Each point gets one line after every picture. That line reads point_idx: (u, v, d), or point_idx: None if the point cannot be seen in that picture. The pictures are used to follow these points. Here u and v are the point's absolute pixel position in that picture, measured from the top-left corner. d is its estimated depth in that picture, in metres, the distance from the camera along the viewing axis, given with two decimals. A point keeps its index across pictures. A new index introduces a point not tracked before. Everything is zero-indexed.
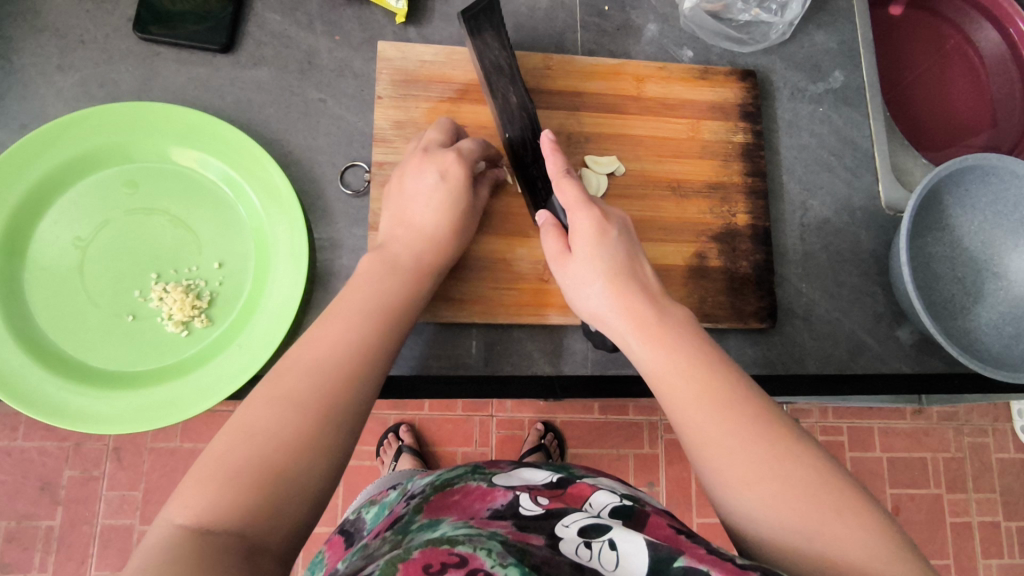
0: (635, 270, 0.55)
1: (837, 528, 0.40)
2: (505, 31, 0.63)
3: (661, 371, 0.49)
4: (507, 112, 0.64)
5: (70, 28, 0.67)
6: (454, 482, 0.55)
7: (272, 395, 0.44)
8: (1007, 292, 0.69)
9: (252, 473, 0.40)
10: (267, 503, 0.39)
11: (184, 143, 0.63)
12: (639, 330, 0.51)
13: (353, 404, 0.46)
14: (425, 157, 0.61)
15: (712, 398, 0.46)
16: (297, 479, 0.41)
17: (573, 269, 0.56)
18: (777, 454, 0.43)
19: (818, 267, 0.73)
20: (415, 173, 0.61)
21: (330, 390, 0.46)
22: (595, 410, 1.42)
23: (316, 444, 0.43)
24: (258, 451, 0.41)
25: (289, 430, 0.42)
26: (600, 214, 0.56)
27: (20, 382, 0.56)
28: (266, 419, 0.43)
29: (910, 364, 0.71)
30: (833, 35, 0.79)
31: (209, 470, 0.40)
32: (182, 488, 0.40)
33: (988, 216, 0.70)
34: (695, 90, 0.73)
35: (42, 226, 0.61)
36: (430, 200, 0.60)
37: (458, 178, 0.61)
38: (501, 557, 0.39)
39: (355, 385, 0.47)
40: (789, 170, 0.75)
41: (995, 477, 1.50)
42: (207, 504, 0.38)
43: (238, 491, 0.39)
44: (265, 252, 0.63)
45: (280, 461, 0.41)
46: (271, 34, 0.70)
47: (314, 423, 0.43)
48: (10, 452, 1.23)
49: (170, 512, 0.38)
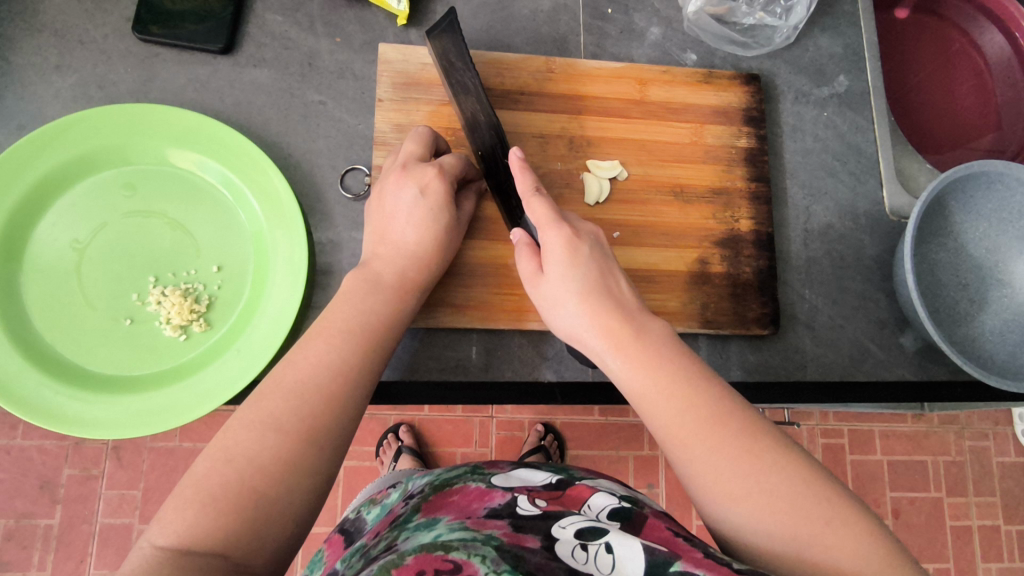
0: (609, 285, 0.54)
1: (828, 538, 0.40)
2: (464, 46, 0.62)
3: (642, 391, 0.48)
4: (473, 124, 0.66)
5: (70, 27, 0.67)
6: (453, 482, 0.55)
7: (255, 418, 0.44)
8: (1011, 299, 0.69)
9: (231, 496, 0.40)
10: (248, 526, 0.40)
11: (183, 145, 0.62)
12: (617, 348, 0.50)
13: (335, 424, 0.46)
14: (402, 173, 0.60)
15: (696, 415, 0.45)
16: (279, 501, 0.42)
17: (548, 289, 0.55)
18: (763, 468, 0.43)
19: (822, 273, 0.72)
20: (394, 190, 0.59)
21: (318, 407, 0.46)
22: (595, 412, 1.42)
23: (299, 467, 0.43)
24: (237, 476, 0.41)
25: (269, 454, 0.43)
26: (571, 231, 0.55)
27: (18, 388, 0.56)
28: (246, 443, 0.43)
29: (913, 372, 0.70)
30: (838, 39, 0.78)
31: (189, 493, 0.40)
32: (165, 511, 0.40)
33: (993, 223, 0.70)
34: (698, 94, 0.72)
35: (41, 229, 0.60)
36: (411, 213, 0.59)
37: (439, 194, 0.59)
38: (494, 563, 0.40)
39: (339, 407, 0.47)
40: (793, 175, 0.75)
41: (996, 481, 1.49)
42: (184, 531, 0.39)
43: (218, 513, 0.40)
44: (265, 255, 0.62)
45: (258, 485, 0.41)
46: (271, 35, 0.69)
47: (293, 444, 0.44)
48: (10, 451, 1.23)
49: (150, 535, 0.39)
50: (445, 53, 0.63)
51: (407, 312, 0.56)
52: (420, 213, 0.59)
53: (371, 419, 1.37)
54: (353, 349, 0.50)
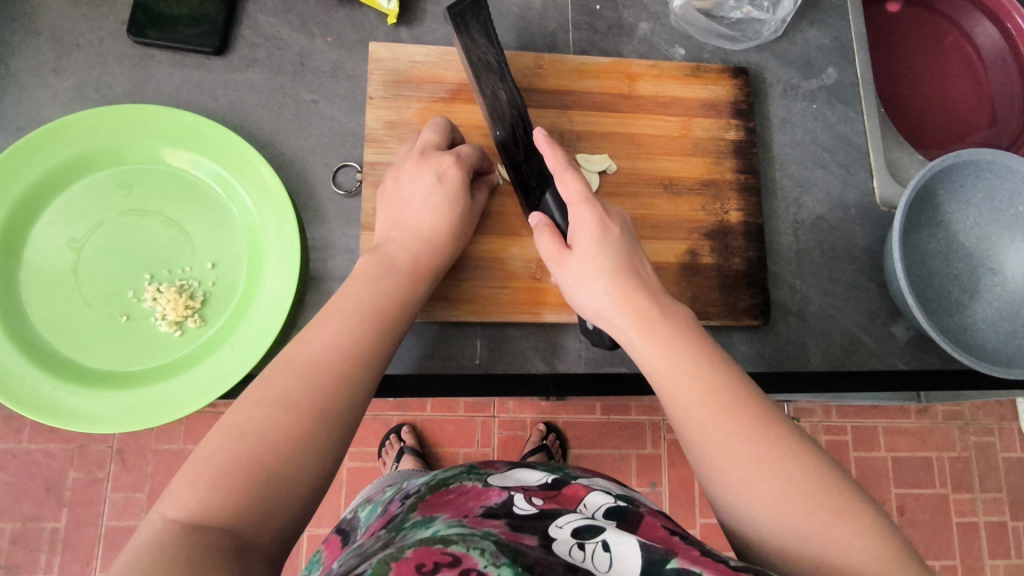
0: (636, 268, 0.54)
1: (837, 530, 0.40)
2: (492, 27, 0.63)
3: (664, 368, 0.48)
4: (497, 109, 0.65)
5: (67, 31, 0.68)
6: (450, 481, 0.55)
7: (266, 395, 0.44)
8: (1003, 288, 0.69)
9: (241, 471, 0.40)
10: (258, 500, 0.40)
11: (177, 145, 0.64)
12: (643, 327, 0.51)
13: (344, 407, 0.46)
14: (420, 159, 0.61)
15: (718, 396, 0.46)
16: (287, 478, 0.41)
17: (573, 266, 0.55)
18: (779, 453, 0.43)
19: (813, 264, 0.73)
20: (411, 176, 0.61)
21: (327, 386, 0.46)
22: (596, 410, 1.42)
23: (308, 445, 0.43)
24: (248, 451, 0.41)
25: (280, 431, 0.42)
26: (603, 211, 0.56)
27: (16, 384, 0.57)
28: (257, 419, 0.43)
29: (905, 361, 0.71)
30: (826, 32, 0.79)
31: (200, 467, 0.40)
32: (175, 485, 0.40)
33: (984, 212, 0.70)
34: (686, 88, 0.73)
35: (38, 228, 0.61)
36: (428, 198, 0.60)
37: (454, 181, 0.61)
38: (493, 556, 0.40)
39: (348, 386, 0.47)
40: (783, 167, 0.75)
41: (1002, 477, 1.49)
42: (193, 504, 0.38)
43: (228, 488, 0.39)
44: (258, 252, 0.63)
45: (269, 461, 0.41)
46: (264, 36, 0.70)
47: (304, 422, 0.43)
48: (16, 454, 1.24)
49: (159, 509, 0.38)
50: (468, 32, 0.62)
51: (417, 293, 0.56)
52: (435, 201, 0.60)
53: (373, 420, 1.38)
54: (361, 329, 0.50)
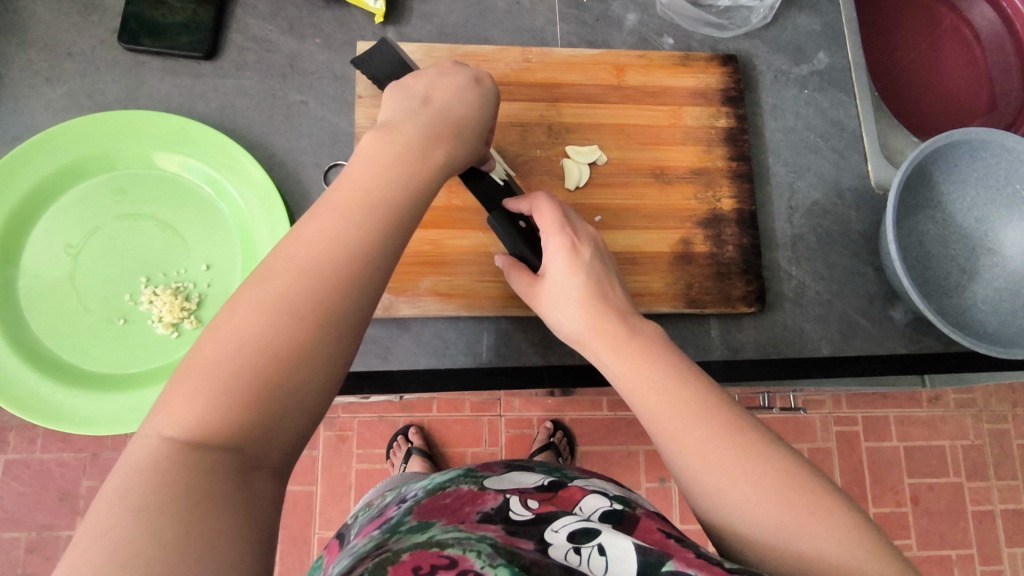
0: (607, 290, 0.53)
1: (813, 529, 0.39)
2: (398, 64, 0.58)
3: (635, 389, 0.47)
4: None
5: (59, 41, 0.69)
6: (447, 485, 0.54)
7: (261, 297, 0.36)
8: (1003, 268, 0.69)
9: (241, 384, 0.33)
10: (263, 418, 0.33)
11: (169, 149, 0.64)
12: (613, 347, 0.49)
13: (351, 310, 0.37)
14: (450, 66, 0.55)
15: (688, 414, 0.45)
16: (292, 396, 0.34)
17: (545, 290, 0.54)
18: (752, 459, 0.42)
19: (808, 249, 0.72)
20: (442, 74, 0.54)
21: (327, 290, 0.37)
22: (603, 407, 1.42)
23: (311, 354, 0.35)
24: (246, 360, 0.34)
25: (282, 338, 0.35)
26: (571, 236, 0.54)
27: (16, 387, 0.58)
28: (253, 324, 0.35)
29: (905, 345, 0.70)
30: (816, 17, 0.78)
31: (199, 376, 0.33)
32: (165, 397, 0.33)
33: (981, 191, 0.70)
34: (676, 77, 0.73)
35: (35, 235, 0.62)
36: (461, 93, 0.52)
37: (489, 89, 0.55)
38: (490, 557, 0.40)
39: (347, 298, 0.37)
40: (776, 153, 0.75)
41: (1017, 464, 1.47)
42: (196, 416, 0.32)
43: (226, 406, 0.32)
44: (251, 252, 0.64)
45: (271, 375, 0.34)
46: (252, 39, 0.71)
47: (306, 328, 0.35)
48: (30, 464, 1.26)
49: (152, 423, 0.32)
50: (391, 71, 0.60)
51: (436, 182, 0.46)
52: (470, 97, 0.53)
53: (381, 422, 1.39)
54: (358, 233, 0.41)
